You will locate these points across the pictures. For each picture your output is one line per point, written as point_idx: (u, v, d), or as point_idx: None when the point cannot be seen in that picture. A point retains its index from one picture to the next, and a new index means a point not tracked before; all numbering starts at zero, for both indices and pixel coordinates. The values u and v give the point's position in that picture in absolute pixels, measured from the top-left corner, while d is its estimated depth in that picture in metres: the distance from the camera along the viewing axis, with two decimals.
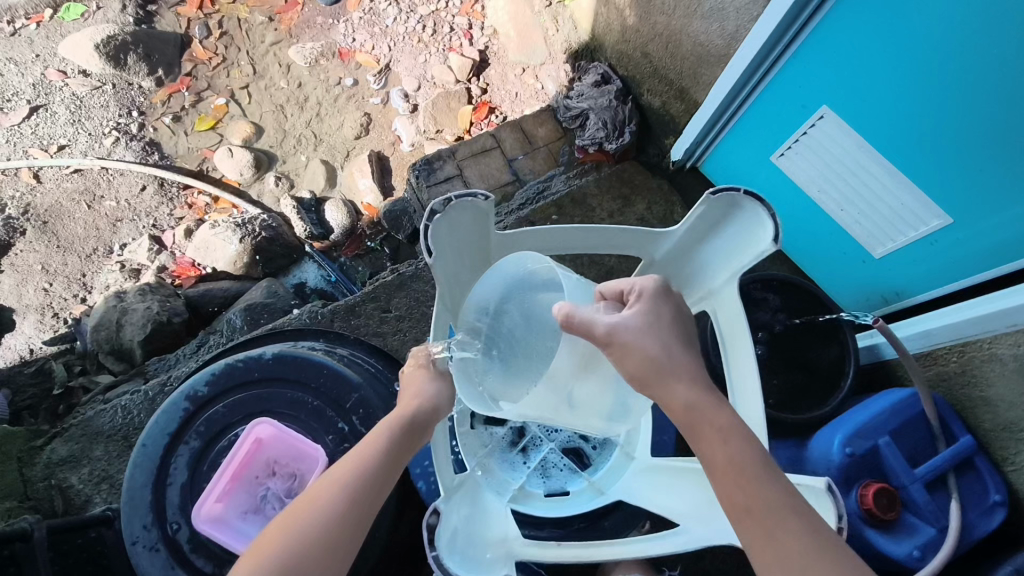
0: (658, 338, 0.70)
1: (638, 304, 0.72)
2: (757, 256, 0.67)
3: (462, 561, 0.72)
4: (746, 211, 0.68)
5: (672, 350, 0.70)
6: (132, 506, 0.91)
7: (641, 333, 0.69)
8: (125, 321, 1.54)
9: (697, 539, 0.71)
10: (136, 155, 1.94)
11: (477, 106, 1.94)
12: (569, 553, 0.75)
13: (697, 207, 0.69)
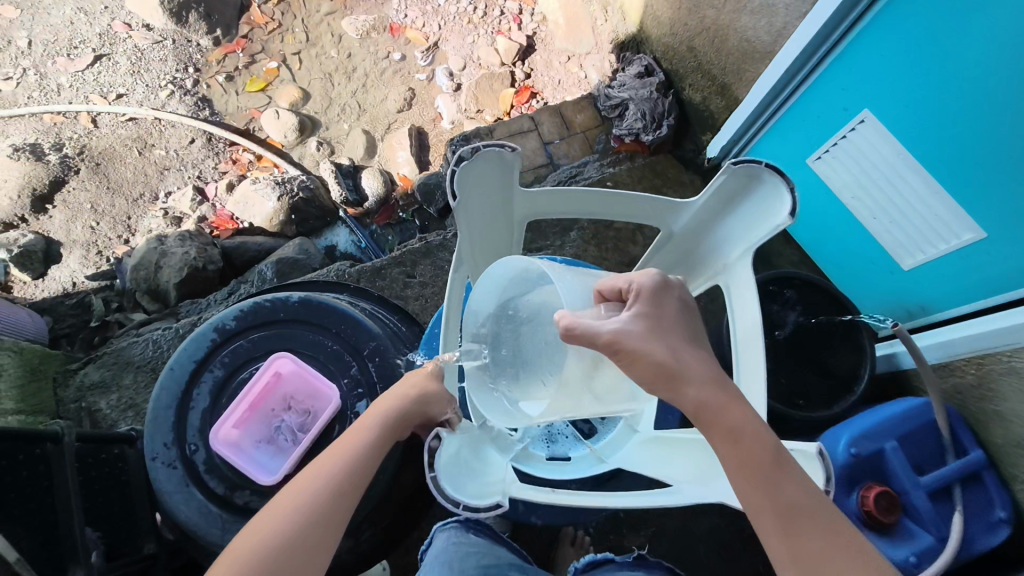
0: (664, 341, 0.66)
1: (637, 305, 0.68)
2: (769, 231, 0.65)
3: (460, 487, 0.72)
4: (762, 185, 0.65)
5: (680, 353, 0.66)
6: (155, 424, 0.96)
7: (646, 338, 0.66)
8: (163, 263, 1.61)
9: (688, 497, 0.72)
10: (188, 109, 2.02)
11: (520, 90, 1.97)
12: (564, 499, 0.77)
13: (715, 177, 0.67)
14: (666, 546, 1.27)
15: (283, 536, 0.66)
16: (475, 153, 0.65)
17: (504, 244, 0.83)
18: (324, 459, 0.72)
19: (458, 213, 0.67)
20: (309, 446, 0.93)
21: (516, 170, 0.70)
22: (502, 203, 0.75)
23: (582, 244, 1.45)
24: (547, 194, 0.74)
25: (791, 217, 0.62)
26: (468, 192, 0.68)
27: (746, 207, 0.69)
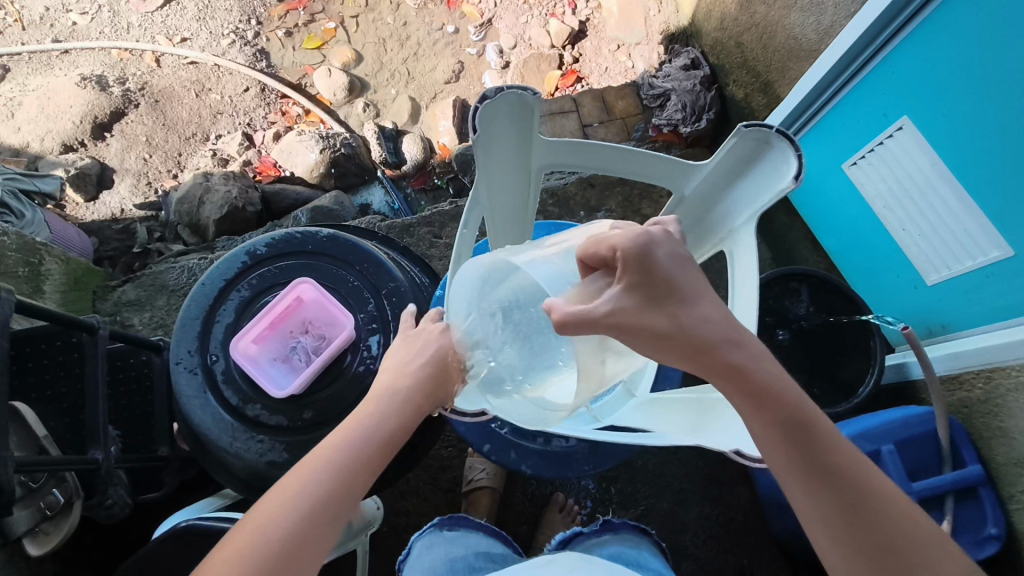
0: (665, 309, 0.60)
1: (625, 276, 0.59)
2: (775, 196, 0.69)
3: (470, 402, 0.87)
4: (771, 151, 0.69)
5: (684, 321, 0.61)
6: (182, 331, 1.02)
7: (643, 309, 0.59)
8: (206, 199, 1.68)
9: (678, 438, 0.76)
10: (246, 58, 2.10)
11: (566, 72, 2.00)
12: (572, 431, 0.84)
13: (728, 138, 0.70)
14: (653, 526, 1.29)
15: (299, 522, 0.63)
16: (498, 92, 0.67)
17: (526, 193, 0.86)
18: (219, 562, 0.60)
19: (477, 150, 0.70)
20: (320, 367, 0.99)
21: (538, 114, 0.72)
22: (518, 153, 0.77)
23: None
24: (565, 145, 0.77)
25: (794, 181, 0.66)
26: (489, 130, 0.70)
27: (759, 172, 0.72)
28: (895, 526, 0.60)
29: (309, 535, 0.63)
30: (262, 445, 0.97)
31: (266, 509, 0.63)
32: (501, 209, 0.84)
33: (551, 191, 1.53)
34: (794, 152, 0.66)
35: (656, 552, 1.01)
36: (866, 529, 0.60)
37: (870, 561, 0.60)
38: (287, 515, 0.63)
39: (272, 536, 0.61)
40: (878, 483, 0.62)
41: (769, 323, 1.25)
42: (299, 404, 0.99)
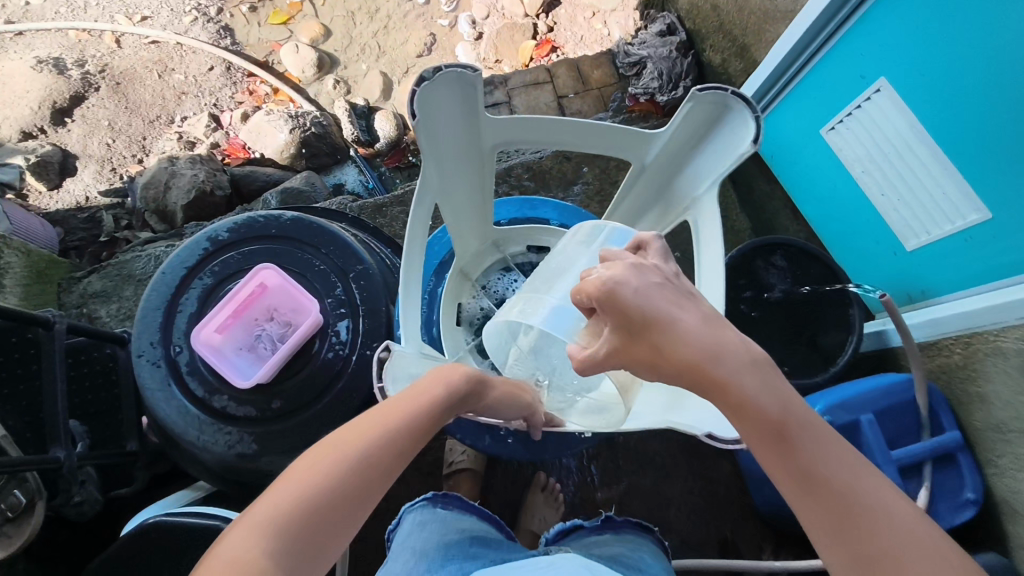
0: (643, 327, 0.59)
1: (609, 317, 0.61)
2: (735, 159, 0.69)
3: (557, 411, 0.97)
4: (731, 114, 0.69)
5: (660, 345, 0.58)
6: (144, 322, 0.99)
7: (626, 342, 0.60)
8: (173, 184, 1.63)
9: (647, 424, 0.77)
10: (210, 36, 2.02)
11: (541, 42, 1.94)
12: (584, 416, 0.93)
13: (685, 103, 0.69)
14: (636, 503, 1.29)
15: (390, 442, 0.62)
16: (437, 71, 0.61)
17: (483, 172, 0.82)
18: (270, 497, 0.55)
19: (421, 140, 0.65)
20: (287, 355, 0.97)
21: (482, 90, 0.66)
22: (467, 132, 0.72)
23: (585, 198, 1.47)
24: (518, 122, 0.72)
25: (754, 143, 0.66)
26: (433, 115, 0.65)
27: (719, 134, 0.72)
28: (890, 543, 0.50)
29: (395, 457, 0.62)
30: (231, 437, 0.95)
31: (339, 442, 0.60)
32: (456, 191, 0.80)
33: (526, 166, 1.50)
34: (752, 113, 0.66)
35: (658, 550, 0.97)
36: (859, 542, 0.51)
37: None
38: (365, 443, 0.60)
39: (354, 456, 0.59)
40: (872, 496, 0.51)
41: (749, 294, 1.24)
42: (268, 394, 0.97)
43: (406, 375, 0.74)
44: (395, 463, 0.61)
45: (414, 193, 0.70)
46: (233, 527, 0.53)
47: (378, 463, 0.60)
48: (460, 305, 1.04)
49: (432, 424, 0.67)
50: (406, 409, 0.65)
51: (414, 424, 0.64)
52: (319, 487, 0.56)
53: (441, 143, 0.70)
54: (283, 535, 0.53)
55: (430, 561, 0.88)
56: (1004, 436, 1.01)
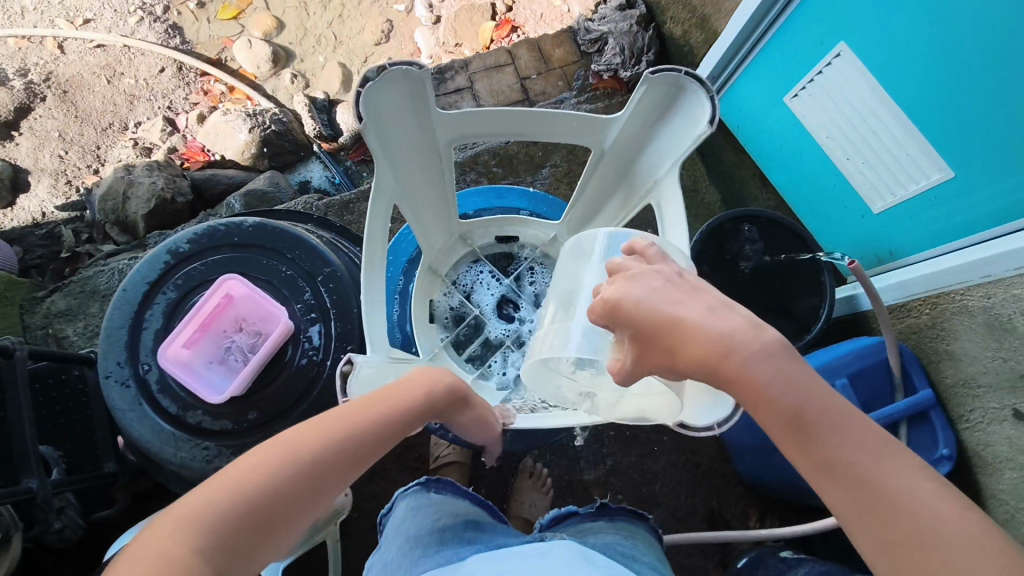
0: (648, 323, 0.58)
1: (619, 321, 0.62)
2: (694, 140, 0.70)
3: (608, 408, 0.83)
4: (687, 94, 0.69)
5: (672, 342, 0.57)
6: (109, 342, 0.97)
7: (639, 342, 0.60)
8: (131, 194, 1.58)
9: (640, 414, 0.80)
10: (158, 36, 1.96)
11: (500, 23, 1.90)
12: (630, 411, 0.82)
13: (639, 87, 0.69)
14: (623, 480, 1.31)
15: (348, 450, 0.59)
16: (381, 72, 0.61)
17: (439, 165, 0.82)
18: (212, 489, 0.53)
19: (373, 141, 0.65)
20: (258, 366, 0.95)
21: (430, 87, 0.66)
22: (419, 127, 0.72)
23: (554, 181, 1.45)
24: (470, 115, 0.73)
25: (711, 124, 0.66)
26: (381, 114, 0.65)
27: (677, 114, 0.72)
28: (913, 529, 0.48)
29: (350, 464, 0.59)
30: (208, 451, 0.94)
31: (297, 438, 0.58)
32: (414, 187, 0.80)
33: (493, 152, 1.48)
34: (707, 94, 0.66)
35: (653, 537, 0.97)
36: (876, 518, 0.50)
37: (873, 553, 0.51)
38: (323, 446, 0.58)
39: (309, 458, 0.57)
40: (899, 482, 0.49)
41: (721, 268, 1.24)
42: (243, 406, 0.95)
43: (379, 385, 0.73)
44: (346, 471, 0.59)
45: (370, 195, 0.69)
46: (169, 515, 0.52)
47: (331, 468, 0.58)
48: (432, 300, 1.03)
49: (396, 433, 0.65)
50: (372, 413, 0.63)
51: (377, 433, 0.62)
52: (266, 486, 0.54)
53: (394, 141, 0.70)
54: (216, 532, 0.51)
55: (427, 547, 0.84)
56: (974, 392, 1.03)
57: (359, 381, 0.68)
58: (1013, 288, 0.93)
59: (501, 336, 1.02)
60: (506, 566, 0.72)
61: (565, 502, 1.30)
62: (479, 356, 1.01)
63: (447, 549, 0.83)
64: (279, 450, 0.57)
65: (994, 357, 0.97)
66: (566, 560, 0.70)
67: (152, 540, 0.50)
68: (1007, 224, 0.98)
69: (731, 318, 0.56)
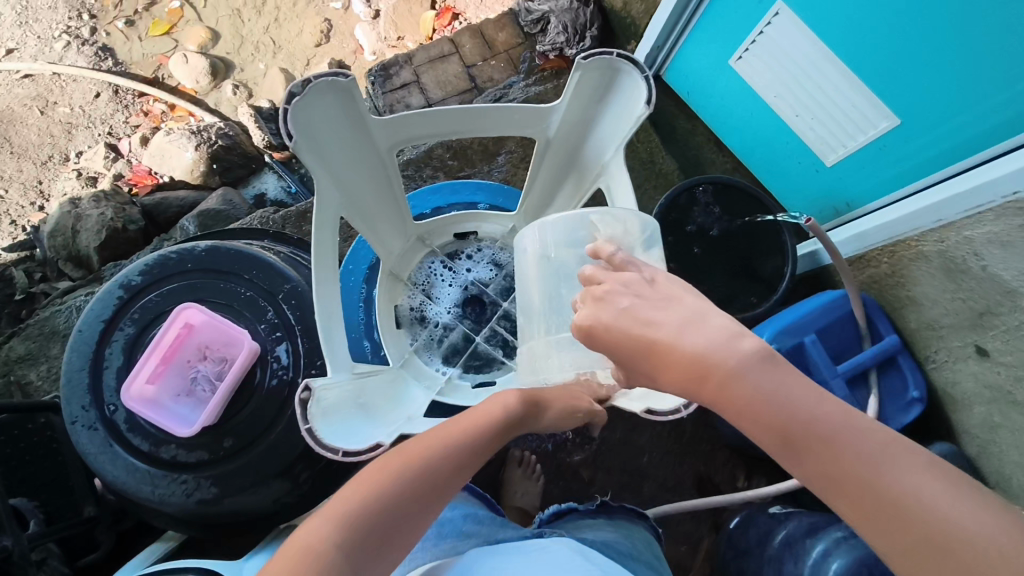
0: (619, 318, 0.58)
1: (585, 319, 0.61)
2: (635, 121, 0.71)
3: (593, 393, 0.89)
4: (621, 74, 0.71)
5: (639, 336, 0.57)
6: (70, 387, 0.94)
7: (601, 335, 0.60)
8: (80, 227, 1.53)
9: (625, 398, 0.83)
10: (89, 60, 1.91)
11: (440, 12, 1.83)
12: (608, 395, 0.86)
13: (575, 73, 0.70)
14: (612, 459, 1.32)
15: (454, 458, 0.61)
16: (306, 85, 0.60)
17: (386, 173, 0.81)
18: (346, 495, 0.55)
19: (307, 157, 0.64)
20: (228, 393, 0.93)
21: (359, 94, 0.66)
22: (356, 136, 0.71)
23: (511, 168, 1.44)
24: (408, 117, 0.72)
25: (649, 104, 0.68)
26: (313, 128, 0.64)
27: (615, 95, 0.73)
28: None
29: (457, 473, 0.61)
30: (187, 485, 0.92)
31: (411, 449, 0.60)
32: (362, 195, 0.79)
33: (447, 145, 1.45)
34: (642, 73, 0.68)
35: (652, 538, 0.98)
36: None
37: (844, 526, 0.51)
38: (435, 453, 0.60)
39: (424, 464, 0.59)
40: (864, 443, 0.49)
41: (686, 239, 1.25)
42: (217, 435, 0.94)
43: (341, 408, 0.72)
44: (452, 478, 0.60)
45: (314, 211, 0.68)
46: (311, 519, 0.53)
47: (442, 476, 0.59)
48: (397, 305, 1.02)
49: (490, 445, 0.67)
50: (463, 429, 0.65)
51: (473, 442, 0.64)
52: (394, 491, 0.56)
53: (332, 154, 0.69)
54: (354, 531, 0.52)
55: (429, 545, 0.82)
56: (937, 333, 1.05)
57: (318, 411, 0.67)
58: (965, 230, 0.94)
59: (469, 333, 1.01)
60: (504, 555, 0.72)
61: (556, 487, 1.31)
62: (450, 357, 1.00)
63: (446, 541, 0.84)
64: (395, 458, 0.59)
65: (954, 298, 0.99)
66: (564, 558, 0.69)
67: (295, 540, 0.51)
68: (956, 164, 0.99)
69: (684, 300, 0.57)
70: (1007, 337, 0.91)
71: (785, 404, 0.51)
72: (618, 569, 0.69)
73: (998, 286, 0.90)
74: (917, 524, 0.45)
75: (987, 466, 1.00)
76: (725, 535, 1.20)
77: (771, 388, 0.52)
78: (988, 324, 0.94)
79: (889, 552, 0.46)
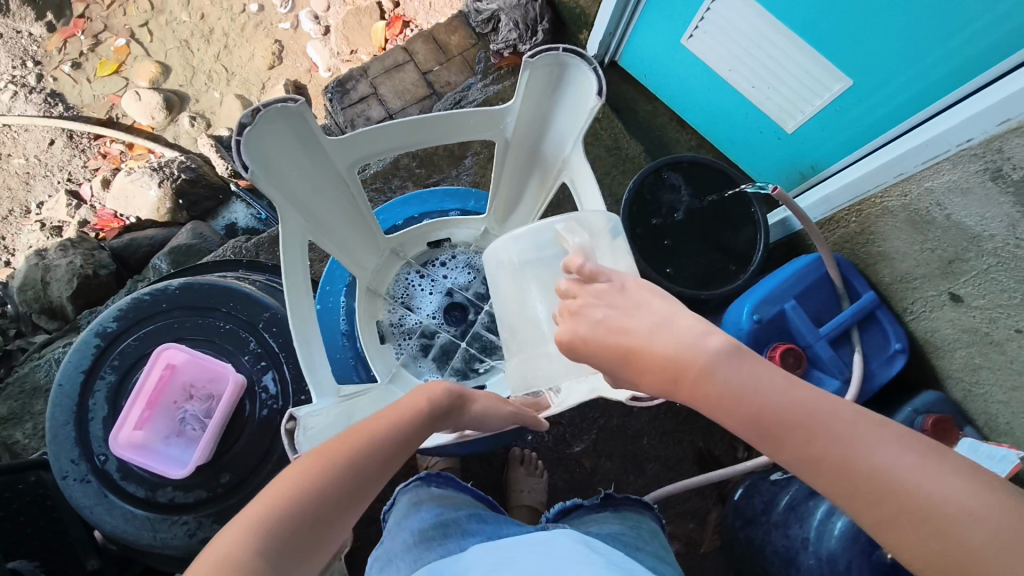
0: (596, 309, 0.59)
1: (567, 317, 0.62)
2: (590, 113, 0.73)
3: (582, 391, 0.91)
4: (569, 68, 0.72)
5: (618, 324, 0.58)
6: (57, 443, 0.93)
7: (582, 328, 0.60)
8: (50, 278, 1.51)
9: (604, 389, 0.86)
10: (38, 108, 1.89)
11: (390, 21, 1.82)
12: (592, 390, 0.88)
13: (525, 73, 0.71)
14: (612, 446, 1.33)
15: (380, 452, 0.61)
16: (257, 114, 0.60)
17: (348, 193, 0.81)
18: (265, 499, 0.53)
19: (266, 186, 0.64)
20: (218, 429, 0.92)
21: (311, 117, 0.66)
22: (314, 159, 0.71)
23: (479, 169, 1.44)
24: (363, 134, 0.72)
25: (600, 95, 0.70)
26: (269, 157, 0.64)
27: (567, 89, 0.75)
28: None
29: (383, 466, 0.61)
30: (189, 525, 0.92)
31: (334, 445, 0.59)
32: (326, 217, 0.79)
33: (413, 154, 1.45)
34: (591, 65, 0.69)
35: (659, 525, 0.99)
36: None
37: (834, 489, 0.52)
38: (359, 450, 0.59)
39: (348, 460, 0.58)
40: (843, 410, 0.51)
41: (659, 220, 1.26)
42: (213, 471, 0.93)
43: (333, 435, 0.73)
44: (381, 472, 0.60)
45: (281, 237, 0.70)
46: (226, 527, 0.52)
47: (367, 471, 0.59)
48: (378, 321, 1.02)
49: (417, 436, 0.66)
50: (395, 418, 0.65)
51: (400, 434, 0.64)
52: (315, 491, 0.55)
53: (291, 179, 0.69)
54: (273, 535, 0.51)
55: (431, 539, 0.80)
56: (912, 285, 1.08)
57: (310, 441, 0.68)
58: (924, 181, 0.96)
59: (453, 340, 1.01)
60: (509, 551, 0.71)
61: (560, 480, 1.32)
62: (437, 366, 1.00)
63: (450, 540, 0.79)
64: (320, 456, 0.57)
65: (924, 249, 1.01)
66: (568, 549, 0.70)
67: (210, 550, 0.50)
68: (910, 117, 1.01)
69: None
70: (977, 282, 0.93)
71: (766, 375, 0.52)
72: (623, 561, 0.69)
73: (964, 233, 0.92)
74: (903, 477, 0.47)
75: (974, 408, 1.03)
76: (731, 506, 1.21)
77: (750, 360, 0.53)
78: (959, 271, 0.96)
79: (880, 507, 0.48)
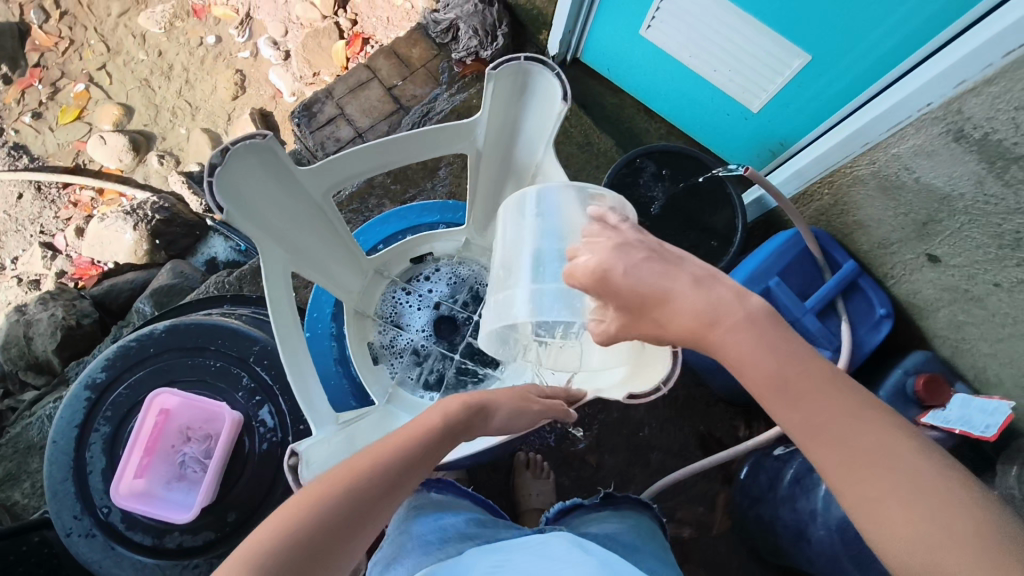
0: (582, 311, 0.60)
1: None
2: (558, 118, 0.75)
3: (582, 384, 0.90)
4: (533, 76, 0.74)
5: None
6: (57, 500, 0.92)
7: None
8: (32, 333, 1.49)
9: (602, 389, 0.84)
10: (4, 162, 1.88)
11: (350, 39, 1.81)
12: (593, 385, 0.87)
13: (490, 85, 0.72)
14: (615, 439, 1.34)
15: (386, 475, 0.61)
16: (227, 153, 0.60)
17: (326, 221, 0.81)
18: (266, 526, 0.55)
19: (241, 224, 0.64)
20: (219, 469, 0.91)
21: (282, 150, 0.66)
22: (288, 191, 0.71)
23: (454, 179, 1.44)
24: (335, 161, 0.72)
25: (565, 100, 0.73)
26: (242, 194, 0.64)
27: (531, 96, 0.76)
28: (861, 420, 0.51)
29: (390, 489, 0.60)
30: (200, 568, 0.91)
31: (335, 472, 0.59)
32: (306, 246, 0.79)
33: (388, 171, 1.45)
34: (554, 70, 0.72)
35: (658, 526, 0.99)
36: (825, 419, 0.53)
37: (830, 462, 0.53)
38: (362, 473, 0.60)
39: (350, 485, 0.58)
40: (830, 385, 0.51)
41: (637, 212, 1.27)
42: (218, 511, 0.92)
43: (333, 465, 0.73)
44: (386, 495, 0.60)
45: (262, 271, 0.70)
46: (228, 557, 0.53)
47: (372, 494, 0.59)
48: (370, 343, 1.02)
49: (429, 458, 0.66)
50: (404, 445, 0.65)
51: (408, 455, 0.63)
52: (316, 515, 0.55)
53: (266, 213, 0.69)
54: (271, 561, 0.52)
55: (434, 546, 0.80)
56: (890, 250, 1.09)
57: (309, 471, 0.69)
58: (891, 147, 0.98)
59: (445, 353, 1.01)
60: (509, 556, 0.71)
61: (567, 479, 1.32)
62: (433, 381, 1.00)
63: (449, 548, 0.79)
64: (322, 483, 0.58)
65: (897, 213, 1.03)
66: (564, 550, 0.70)
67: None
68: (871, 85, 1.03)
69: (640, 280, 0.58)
70: (952, 241, 0.94)
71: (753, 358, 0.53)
72: (619, 563, 0.68)
73: (934, 194, 0.94)
74: None
75: (963, 364, 1.04)
76: (738, 486, 1.22)
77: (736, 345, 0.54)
78: (933, 232, 0.97)
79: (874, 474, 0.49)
